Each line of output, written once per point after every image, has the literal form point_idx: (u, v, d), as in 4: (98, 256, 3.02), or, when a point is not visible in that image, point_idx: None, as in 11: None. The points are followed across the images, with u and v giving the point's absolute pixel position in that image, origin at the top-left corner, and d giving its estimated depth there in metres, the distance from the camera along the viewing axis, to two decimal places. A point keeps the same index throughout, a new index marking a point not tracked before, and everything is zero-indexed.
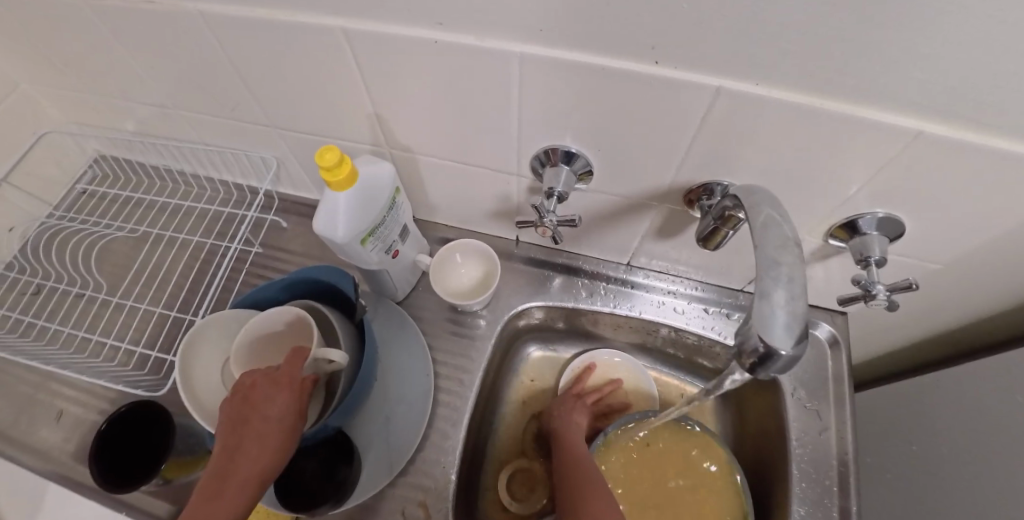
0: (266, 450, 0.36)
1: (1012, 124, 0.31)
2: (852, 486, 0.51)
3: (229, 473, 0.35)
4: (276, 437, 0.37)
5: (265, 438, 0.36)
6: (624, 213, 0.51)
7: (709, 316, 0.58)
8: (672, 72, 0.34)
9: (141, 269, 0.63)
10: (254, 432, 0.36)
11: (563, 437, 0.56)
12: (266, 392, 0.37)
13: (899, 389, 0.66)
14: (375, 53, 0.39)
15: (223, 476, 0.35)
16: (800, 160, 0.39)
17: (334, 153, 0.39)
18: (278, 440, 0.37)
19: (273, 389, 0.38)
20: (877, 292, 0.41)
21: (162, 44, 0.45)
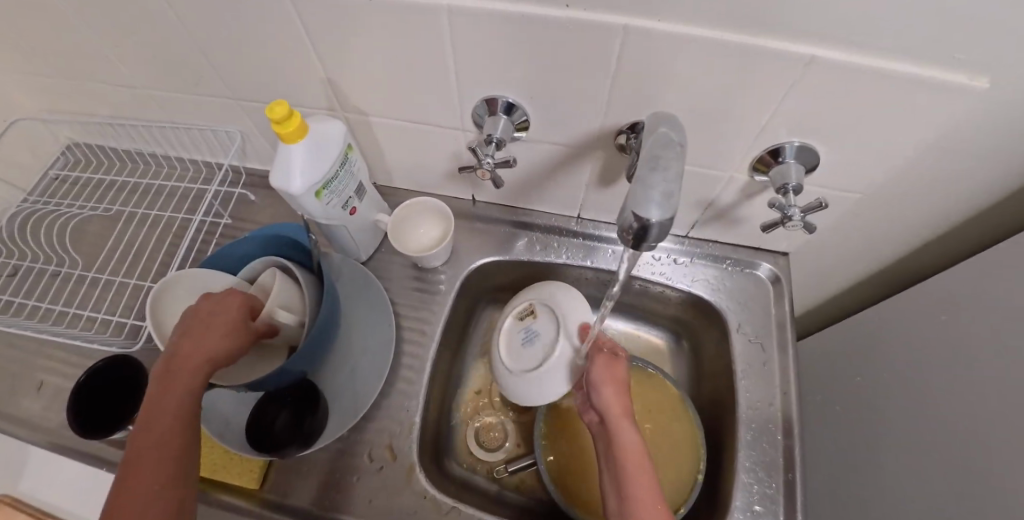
0: (217, 338, 0.40)
1: (882, 45, 0.35)
2: (794, 410, 0.55)
3: (180, 357, 0.38)
4: (226, 328, 0.41)
5: (214, 330, 0.40)
6: (566, 163, 0.54)
7: (656, 263, 0.62)
8: (583, 15, 0.37)
9: (115, 246, 0.65)
10: (204, 326, 0.40)
11: (609, 418, 0.45)
12: (218, 297, 0.43)
13: (845, 326, 0.69)
14: (319, 19, 0.42)
15: (176, 363, 0.38)
16: (712, 95, 0.43)
17: (284, 107, 0.42)
18: (229, 331, 0.41)
19: (225, 297, 0.43)
20: (793, 215, 0.45)
21: (119, 22, 0.48)
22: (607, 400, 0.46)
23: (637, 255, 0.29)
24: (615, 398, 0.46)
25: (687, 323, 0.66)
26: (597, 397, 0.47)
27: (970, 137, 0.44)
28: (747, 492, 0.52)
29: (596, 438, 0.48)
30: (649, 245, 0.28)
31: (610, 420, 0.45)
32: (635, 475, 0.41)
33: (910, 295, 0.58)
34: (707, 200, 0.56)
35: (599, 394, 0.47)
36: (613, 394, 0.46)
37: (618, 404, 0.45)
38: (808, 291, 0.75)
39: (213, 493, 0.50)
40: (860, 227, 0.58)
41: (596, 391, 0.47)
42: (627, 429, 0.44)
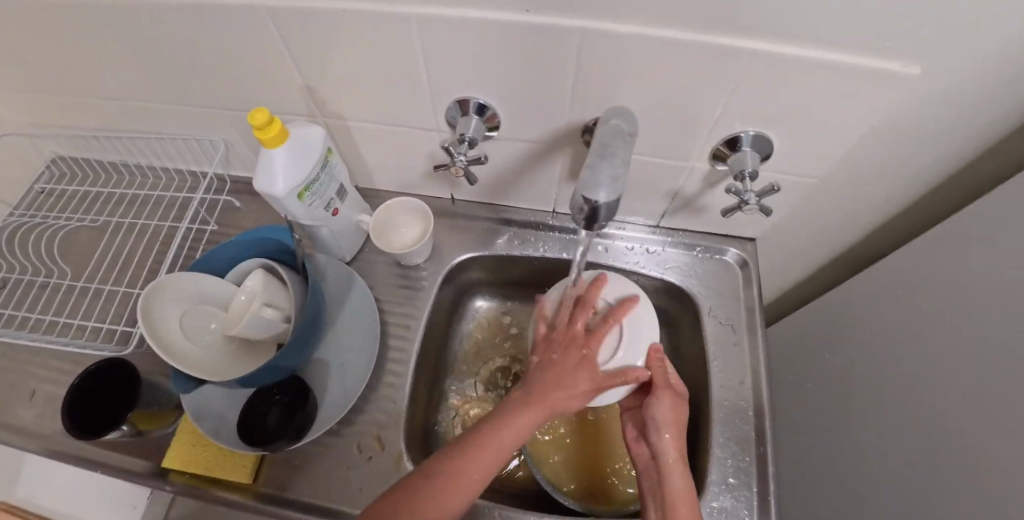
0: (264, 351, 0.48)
1: (816, 36, 0.38)
2: (764, 386, 0.57)
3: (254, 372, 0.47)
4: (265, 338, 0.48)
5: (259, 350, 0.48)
6: (538, 160, 0.57)
7: (629, 253, 0.66)
8: (543, 18, 0.40)
9: (104, 256, 0.67)
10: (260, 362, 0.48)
11: (663, 462, 0.47)
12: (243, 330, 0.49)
13: (812, 307, 0.73)
14: (297, 30, 0.45)
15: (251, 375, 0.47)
16: (669, 90, 0.45)
17: (264, 114, 0.44)
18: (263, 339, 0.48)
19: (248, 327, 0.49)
20: (749, 200, 0.49)
21: (104, 37, 0.50)
22: (668, 447, 0.47)
23: (591, 234, 0.32)
24: (674, 445, 0.47)
25: (662, 309, 0.69)
26: (656, 436, 0.48)
27: (908, 121, 0.48)
28: (722, 466, 0.54)
29: (641, 472, 0.49)
30: (600, 224, 0.31)
31: (663, 462, 0.47)
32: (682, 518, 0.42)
33: (867, 274, 0.62)
34: (674, 190, 0.59)
35: (658, 436, 0.48)
36: (672, 440, 0.47)
37: (677, 453, 0.47)
38: (778, 276, 0.78)
39: (210, 489, 0.52)
40: (818, 211, 0.62)
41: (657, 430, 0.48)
42: (681, 479, 0.45)
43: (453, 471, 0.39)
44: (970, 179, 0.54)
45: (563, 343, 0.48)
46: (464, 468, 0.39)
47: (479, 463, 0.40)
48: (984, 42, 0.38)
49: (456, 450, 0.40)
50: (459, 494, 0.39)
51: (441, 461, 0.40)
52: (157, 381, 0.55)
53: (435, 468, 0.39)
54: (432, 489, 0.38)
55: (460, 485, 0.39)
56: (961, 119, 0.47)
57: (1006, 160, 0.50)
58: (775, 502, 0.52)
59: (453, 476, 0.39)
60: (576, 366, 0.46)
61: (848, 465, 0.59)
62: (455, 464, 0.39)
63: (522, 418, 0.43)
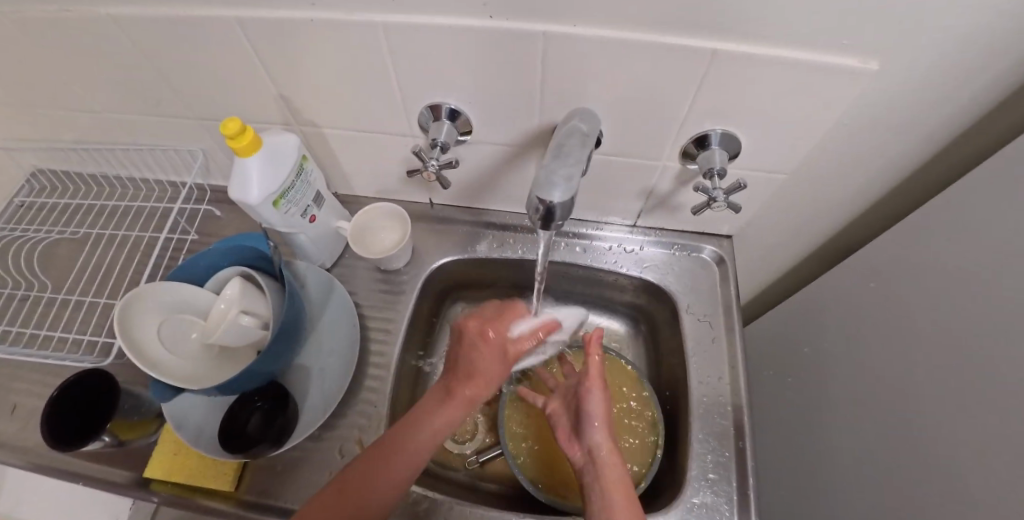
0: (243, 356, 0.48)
1: (773, 35, 0.39)
2: (742, 382, 0.58)
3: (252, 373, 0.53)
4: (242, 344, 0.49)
5: None
6: (512, 162, 0.58)
7: (606, 252, 0.66)
8: (507, 23, 0.41)
9: (85, 268, 0.68)
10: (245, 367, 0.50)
11: (598, 454, 0.49)
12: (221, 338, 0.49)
13: (790, 302, 0.73)
14: (268, 40, 0.45)
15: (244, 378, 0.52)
16: (635, 92, 0.46)
17: (236, 123, 0.44)
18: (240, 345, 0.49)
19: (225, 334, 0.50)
20: (717, 197, 0.50)
21: (80, 50, 0.51)
22: (600, 439, 0.49)
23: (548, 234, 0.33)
24: (606, 441, 0.49)
25: (641, 308, 0.70)
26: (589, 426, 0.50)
27: (870, 115, 0.49)
28: (701, 461, 0.55)
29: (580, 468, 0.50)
30: (557, 224, 0.32)
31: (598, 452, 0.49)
32: (618, 505, 0.45)
33: (840, 268, 0.63)
34: (647, 190, 0.59)
35: (591, 425, 0.50)
36: (602, 429, 0.49)
37: (608, 443, 0.49)
38: (757, 273, 0.79)
39: (193, 497, 0.52)
40: (790, 206, 0.63)
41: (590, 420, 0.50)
42: (610, 465, 0.48)
43: (390, 455, 0.44)
44: (935, 172, 0.55)
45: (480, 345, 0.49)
46: (399, 449, 0.45)
47: (415, 446, 0.45)
48: (936, 37, 0.39)
49: (391, 438, 0.45)
50: (398, 474, 0.44)
51: (380, 448, 0.45)
52: (137, 391, 0.55)
53: (373, 457, 0.44)
54: (372, 471, 0.44)
55: (395, 466, 0.44)
56: (921, 113, 0.48)
57: (968, 153, 0.51)
58: (754, 496, 0.52)
59: (392, 459, 0.44)
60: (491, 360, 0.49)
61: (828, 458, 0.60)
62: (390, 448, 0.45)
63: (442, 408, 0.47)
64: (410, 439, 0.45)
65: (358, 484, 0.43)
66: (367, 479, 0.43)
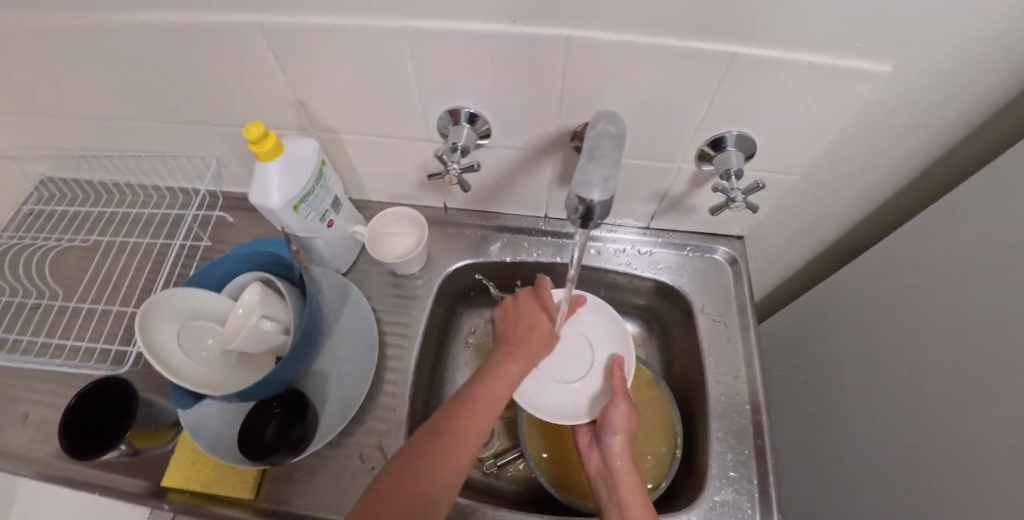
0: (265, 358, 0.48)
1: (789, 39, 0.40)
2: (758, 380, 0.59)
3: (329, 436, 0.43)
4: None
5: None
6: (528, 165, 0.58)
7: (621, 254, 0.67)
8: (529, 29, 0.41)
9: (95, 276, 0.67)
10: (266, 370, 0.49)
11: (614, 462, 0.50)
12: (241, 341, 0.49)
13: (801, 302, 0.74)
14: (287, 46, 0.46)
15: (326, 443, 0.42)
16: (653, 96, 0.47)
17: (259, 127, 0.44)
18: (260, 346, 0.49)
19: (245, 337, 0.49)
20: (735, 198, 0.51)
21: (96, 57, 0.51)
22: (618, 448, 0.51)
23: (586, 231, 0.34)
24: (622, 449, 0.51)
25: (654, 309, 0.70)
26: (608, 440, 0.51)
27: (880, 117, 0.50)
28: (722, 460, 0.55)
29: (595, 475, 0.51)
30: (595, 223, 0.33)
31: (616, 464, 0.50)
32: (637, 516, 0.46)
33: (852, 266, 0.64)
34: (662, 191, 0.60)
35: (611, 439, 0.51)
36: (620, 437, 0.51)
37: (625, 452, 0.51)
38: (768, 273, 0.80)
39: (208, 506, 0.51)
40: (801, 207, 0.63)
41: (610, 435, 0.51)
42: (627, 472, 0.49)
43: (470, 411, 0.44)
44: (944, 170, 0.56)
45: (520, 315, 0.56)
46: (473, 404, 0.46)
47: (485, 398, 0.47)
48: (949, 39, 0.40)
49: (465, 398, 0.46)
50: (475, 431, 0.44)
51: (457, 406, 0.45)
52: (154, 398, 0.55)
53: (446, 414, 0.44)
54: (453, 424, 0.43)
55: (475, 422, 0.44)
56: (931, 114, 0.49)
57: (976, 153, 0.53)
58: (775, 493, 0.52)
59: (468, 415, 0.44)
60: (543, 333, 0.56)
61: (846, 455, 0.60)
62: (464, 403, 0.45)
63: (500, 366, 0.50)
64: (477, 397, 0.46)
65: (446, 441, 0.42)
66: (453, 435, 0.42)
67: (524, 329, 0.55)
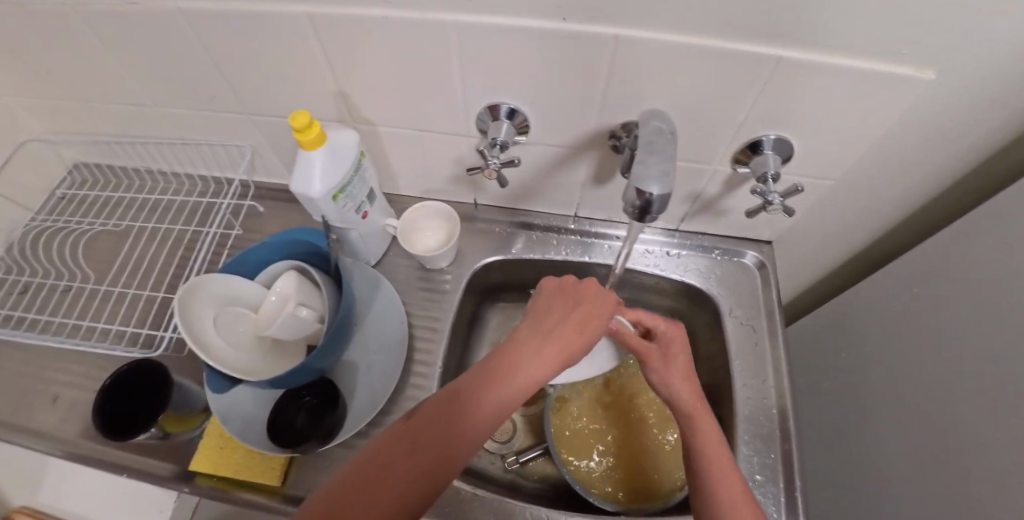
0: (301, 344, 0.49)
1: (836, 45, 0.40)
2: (785, 385, 0.58)
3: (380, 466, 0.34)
4: None
5: None
6: (563, 163, 0.58)
7: (650, 255, 0.67)
8: (577, 27, 0.42)
9: (126, 261, 0.69)
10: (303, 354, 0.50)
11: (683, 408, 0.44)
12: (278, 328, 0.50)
13: (829, 307, 0.74)
14: (335, 37, 0.46)
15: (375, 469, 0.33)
16: (695, 97, 0.47)
17: (305, 116, 0.45)
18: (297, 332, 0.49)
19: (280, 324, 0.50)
20: (773, 201, 0.50)
21: (141, 45, 0.51)
22: (679, 397, 0.45)
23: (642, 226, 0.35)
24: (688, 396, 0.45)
25: (680, 311, 0.70)
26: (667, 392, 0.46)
27: (920, 123, 0.50)
28: (749, 463, 0.55)
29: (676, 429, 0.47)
30: (651, 216, 0.34)
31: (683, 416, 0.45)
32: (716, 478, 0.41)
33: (883, 274, 0.63)
34: (696, 192, 0.60)
35: (668, 390, 0.46)
36: (686, 384, 0.45)
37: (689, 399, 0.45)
38: (795, 277, 0.80)
39: (236, 492, 0.52)
40: (834, 210, 0.64)
41: (665, 387, 0.46)
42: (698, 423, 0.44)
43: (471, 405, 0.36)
44: (982, 179, 0.56)
45: (563, 294, 0.44)
46: (479, 395, 0.37)
47: (494, 392, 0.37)
48: (999, 48, 0.40)
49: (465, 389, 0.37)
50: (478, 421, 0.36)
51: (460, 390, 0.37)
52: (187, 382, 0.55)
53: (445, 402, 0.37)
54: (452, 417, 0.36)
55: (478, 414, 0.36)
56: (972, 122, 0.49)
57: (1017, 163, 0.52)
58: (802, 499, 0.52)
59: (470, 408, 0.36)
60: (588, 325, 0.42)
61: (874, 463, 0.60)
62: (463, 391, 0.37)
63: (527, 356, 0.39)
64: (487, 388, 0.37)
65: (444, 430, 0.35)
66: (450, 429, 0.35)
67: (563, 316, 0.42)
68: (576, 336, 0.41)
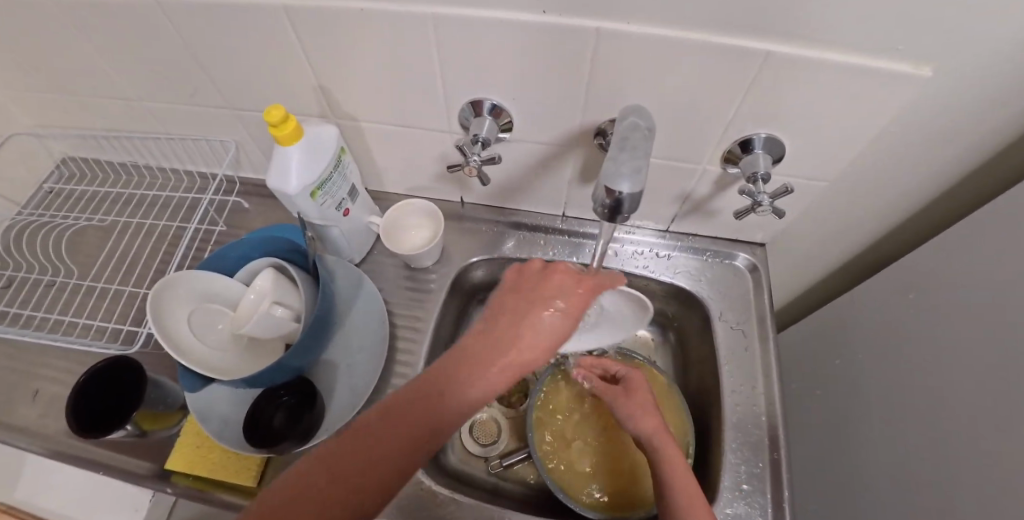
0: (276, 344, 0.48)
1: (828, 40, 0.38)
2: (775, 392, 0.57)
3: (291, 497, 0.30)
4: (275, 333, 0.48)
5: None
6: (550, 160, 0.57)
7: (639, 256, 0.65)
8: (559, 19, 0.40)
9: (111, 257, 0.68)
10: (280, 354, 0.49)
11: (647, 441, 0.47)
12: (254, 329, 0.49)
13: (824, 311, 0.73)
14: (315, 32, 0.45)
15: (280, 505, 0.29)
16: (682, 93, 0.46)
17: (280, 110, 0.44)
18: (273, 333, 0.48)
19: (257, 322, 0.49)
20: (763, 201, 0.49)
21: (121, 37, 0.51)
22: (643, 424, 0.48)
23: (614, 224, 0.35)
24: (652, 424, 0.48)
25: (669, 313, 0.69)
26: (633, 420, 0.49)
27: (917, 123, 0.48)
28: (735, 472, 0.53)
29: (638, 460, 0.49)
30: (623, 216, 0.34)
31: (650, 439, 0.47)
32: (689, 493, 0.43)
33: (878, 279, 0.62)
34: (686, 193, 0.58)
35: (635, 419, 0.49)
36: (648, 413, 0.49)
37: (653, 425, 0.48)
38: (789, 281, 0.79)
39: (212, 492, 0.51)
40: (828, 212, 0.62)
41: (630, 415, 0.49)
42: (665, 443, 0.47)
43: (394, 429, 0.33)
44: (981, 182, 0.54)
45: (523, 286, 0.41)
46: (420, 411, 0.34)
47: (442, 403, 0.34)
48: (1001, 44, 0.38)
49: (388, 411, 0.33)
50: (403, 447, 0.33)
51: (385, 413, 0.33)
52: (165, 380, 0.55)
53: (370, 424, 0.33)
54: (374, 442, 0.32)
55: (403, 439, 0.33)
56: (970, 124, 0.47)
57: (1019, 166, 0.50)
58: (789, 509, 0.51)
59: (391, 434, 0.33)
60: (555, 315, 0.39)
61: (865, 473, 0.59)
62: (400, 407, 0.34)
63: (489, 356, 0.36)
64: (429, 403, 0.34)
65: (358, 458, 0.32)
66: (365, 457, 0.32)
67: (522, 316, 0.38)
68: (535, 342, 0.38)
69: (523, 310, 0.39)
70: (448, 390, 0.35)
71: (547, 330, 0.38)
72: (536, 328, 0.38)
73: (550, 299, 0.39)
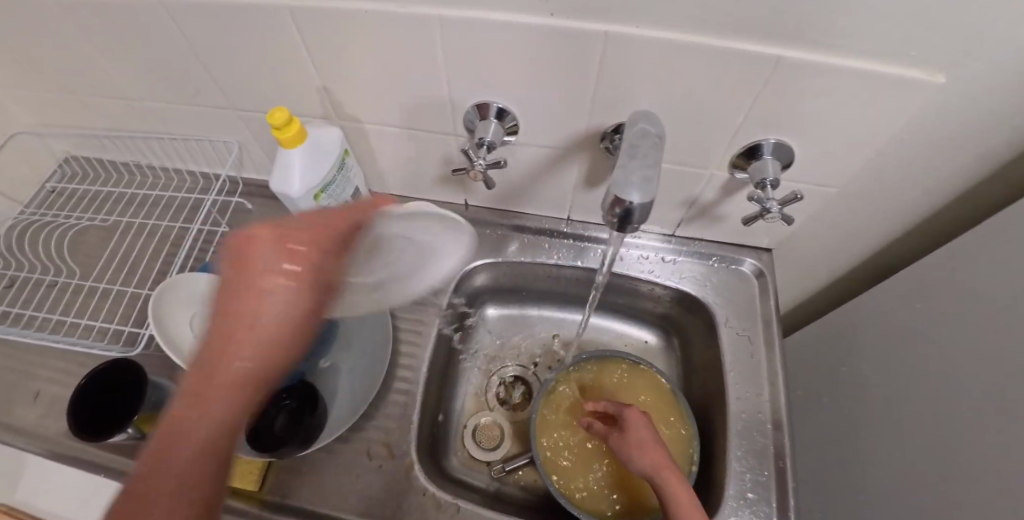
0: None
1: (839, 45, 0.38)
2: (780, 400, 0.56)
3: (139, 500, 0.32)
4: None
5: None
6: (555, 164, 0.56)
7: (645, 261, 0.65)
8: (566, 22, 0.40)
9: (113, 257, 0.68)
10: None
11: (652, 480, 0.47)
12: None
13: (830, 318, 0.72)
14: (319, 33, 0.45)
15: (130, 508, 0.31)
16: (689, 98, 0.45)
17: (284, 113, 0.43)
18: None
19: None
20: (771, 208, 0.48)
21: (123, 37, 0.50)
22: (645, 464, 0.48)
23: (623, 234, 0.34)
24: (655, 461, 0.48)
25: (674, 319, 0.68)
26: (634, 461, 0.49)
27: (928, 129, 0.47)
28: (740, 480, 0.53)
29: None
30: (632, 226, 0.33)
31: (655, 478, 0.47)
32: None
33: (885, 286, 0.61)
34: (692, 197, 0.58)
35: (638, 458, 0.49)
36: (649, 451, 0.48)
37: (658, 462, 0.47)
38: (795, 286, 0.78)
39: None
40: (836, 217, 0.61)
41: (632, 455, 0.49)
42: (672, 481, 0.46)
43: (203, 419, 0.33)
44: (992, 189, 0.53)
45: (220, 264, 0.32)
46: (222, 397, 0.33)
47: (233, 388, 0.33)
48: (1017, 50, 0.37)
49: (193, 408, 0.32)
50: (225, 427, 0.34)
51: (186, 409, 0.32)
52: (166, 383, 0.54)
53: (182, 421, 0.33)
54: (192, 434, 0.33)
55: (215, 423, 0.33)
56: (982, 130, 0.47)
57: None
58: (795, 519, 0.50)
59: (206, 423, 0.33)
60: (278, 294, 0.33)
61: (871, 482, 0.58)
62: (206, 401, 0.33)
63: (273, 321, 0.33)
64: (221, 390, 0.33)
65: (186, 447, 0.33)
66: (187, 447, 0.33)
67: (256, 297, 0.33)
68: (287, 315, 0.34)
69: (251, 291, 0.32)
70: (234, 376, 0.33)
71: (276, 305, 0.33)
72: (261, 304, 0.33)
73: (263, 278, 0.32)
